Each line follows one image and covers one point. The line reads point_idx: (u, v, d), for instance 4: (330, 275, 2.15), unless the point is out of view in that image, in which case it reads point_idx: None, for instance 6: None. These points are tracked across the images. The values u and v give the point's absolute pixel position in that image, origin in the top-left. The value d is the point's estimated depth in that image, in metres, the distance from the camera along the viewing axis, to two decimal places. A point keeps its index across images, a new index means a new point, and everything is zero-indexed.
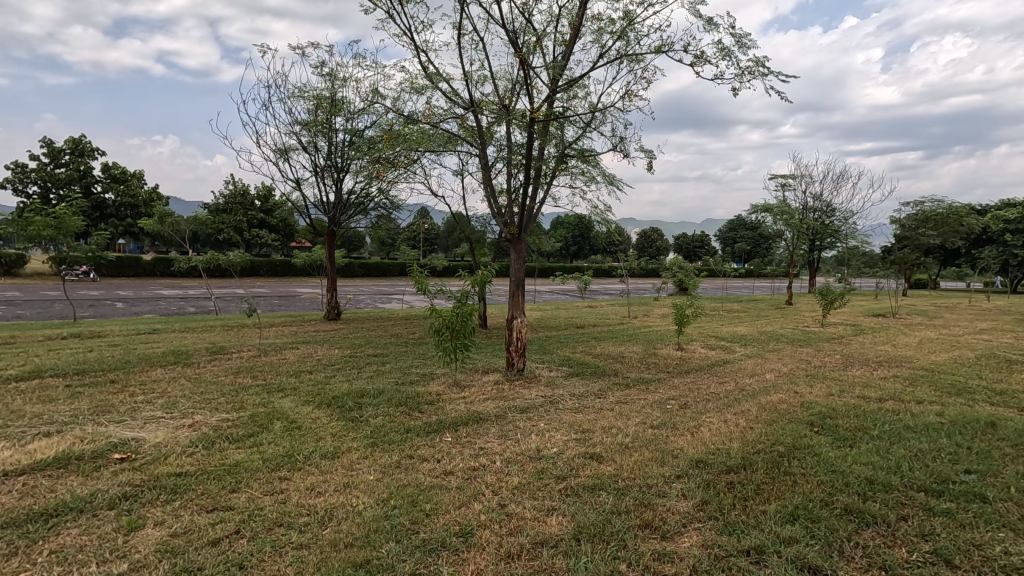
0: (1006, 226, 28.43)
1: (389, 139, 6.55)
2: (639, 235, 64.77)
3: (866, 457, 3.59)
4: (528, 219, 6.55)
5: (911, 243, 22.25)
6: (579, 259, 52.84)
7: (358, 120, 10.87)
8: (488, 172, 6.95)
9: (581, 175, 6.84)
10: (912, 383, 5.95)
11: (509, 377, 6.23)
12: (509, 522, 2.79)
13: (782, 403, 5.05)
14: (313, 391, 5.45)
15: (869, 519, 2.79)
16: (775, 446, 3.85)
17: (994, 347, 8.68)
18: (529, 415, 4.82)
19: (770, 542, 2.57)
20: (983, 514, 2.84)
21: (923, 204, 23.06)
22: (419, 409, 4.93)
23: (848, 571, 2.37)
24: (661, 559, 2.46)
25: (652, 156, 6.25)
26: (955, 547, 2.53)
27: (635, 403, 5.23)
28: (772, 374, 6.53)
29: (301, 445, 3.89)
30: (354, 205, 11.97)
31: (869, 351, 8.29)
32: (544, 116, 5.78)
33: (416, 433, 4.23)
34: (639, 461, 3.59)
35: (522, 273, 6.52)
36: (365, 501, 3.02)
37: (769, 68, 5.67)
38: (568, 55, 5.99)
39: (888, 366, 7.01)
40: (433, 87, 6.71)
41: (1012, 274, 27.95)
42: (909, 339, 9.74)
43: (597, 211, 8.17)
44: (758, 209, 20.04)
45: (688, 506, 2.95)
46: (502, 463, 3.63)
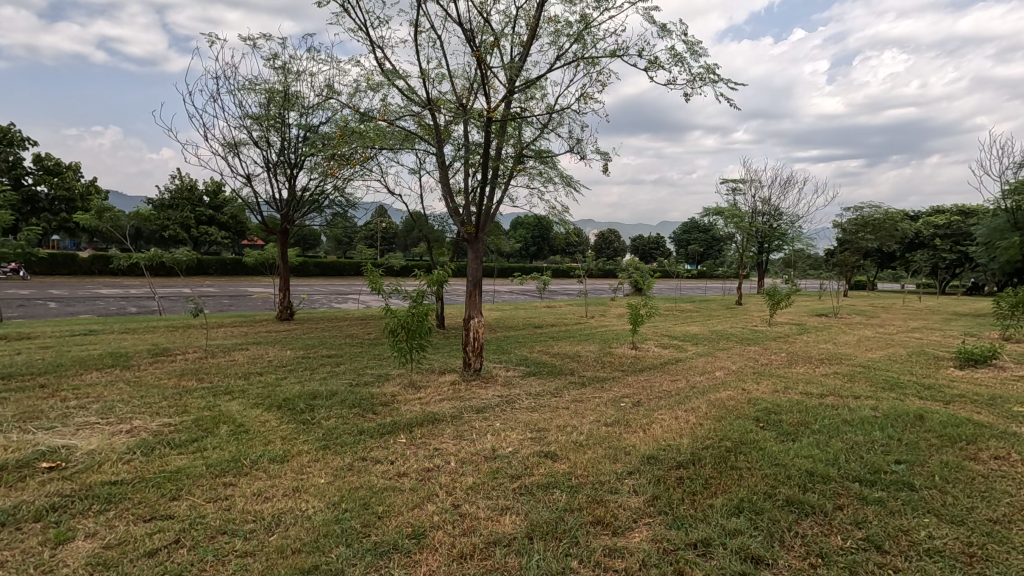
0: (936, 231, 30.48)
1: (344, 136, 6.42)
2: (596, 237, 65.70)
3: (806, 451, 3.76)
4: (486, 218, 6.52)
5: (852, 246, 23.43)
6: (539, 259, 53.21)
7: (312, 116, 10.61)
8: (445, 172, 6.89)
9: (539, 175, 6.88)
10: (851, 379, 6.27)
11: (466, 377, 6.21)
12: (462, 522, 2.78)
13: (730, 400, 5.24)
14: (262, 393, 5.29)
15: (808, 510, 2.92)
16: (723, 441, 3.98)
17: (925, 344, 9.23)
18: (485, 415, 4.80)
19: (716, 535, 2.65)
20: (910, 501, 3.02)
21: (862, 209, 24.34)
22: (373, 410, 4.86)
23: (788, 560, 2.47)
24: (612, 555, 2.50)
25: (609, 158, 6.34)
26: (885, 534, 2.67)
27: (590, 401, 5.31)
28: (721, 372, 6.75)
29: (249, 449, 3.77)
30: (309, 202, 11.66)
31: (812, 350, 8.67)
32: (500, 117, 5.81)
33: (370, 435, 4.16)
34: (592, 459, 3.64)
35: (479, 273, 6.51)
36: (314, 504, 2.95)
37: (719, 76, 5.82)
38: (526, 56, 6.02)
39: (829, 363, 7.36)
40: (389, 84, 6.60)
41: (941, 277, 29.93)
42: (848, 337, 10.24)
43: (556, 211, 8.23)
44: (710, 212, 20.66)
45: (639, 502, 3.02)
46: (456, 463, 3.62)
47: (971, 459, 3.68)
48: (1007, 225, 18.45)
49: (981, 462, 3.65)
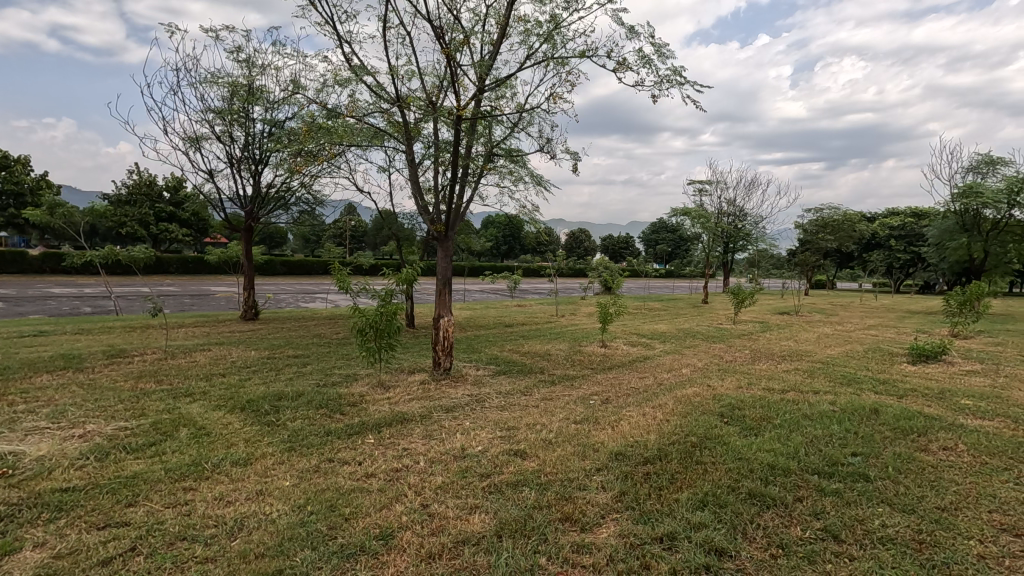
0: (891, 232, 31.84)
1: (311, 132, 6.29)
2: (567, 236, 66.23)
3: (767, 445, 3.87)
4: (456, 217, 6.49)
5: (813, 246, 24.23)
6: (510, 258, 53.31)
7: (278, 111, 10.37)
8: (415, 170, 6.84)
9: (509, 174, 6.89)
10: (810, 375, 6.49)
11: (435, 376, 6.17)
12: (431, 522, 2.76)
13: (696, 396, 5.35)
14: (224, 396, 5.14)
15: (769, 502, 3.00)
16: (689, 437, 4.06)
17: (879, 341, 9.63)
18: (455, 414, 4.78)
19: (681, 529, 2.70)
20: (865, 492, 3.13)
21: (822, 211, 25.20)
22: (341, 410, 4.78)
23: (750, 551, 2.54)
24: (580, 551, 2.52)
25: (578, 158, 6.40)
26: (842, 524, 2.77)
27: (559, 399, 5.35)
28: (687, 369, 6.90)
29: (210, 453, 3.66)
30: (274, 199, 11.40)
31: (774, 346, 8.95)
32: (470, 115, 5.79)
33: (337, 436, 4.10)
34: (561, 456, 3.67)
35: (449, 272, 6.49)
36: (279, 508, 2.88)
37: (686, 78, 5.92)
38: (495, 55, 6.01)
39: (789, 360, 7.60)
40: (357, 80, 6.50)
41: (896, 276, 31.29)
42: (808, 334, 10.61)
43: (526, 211, 8.26)
44: (678, 212, 21.05)
45: (607, 498, 3.05)
46: (425, 463, 3.59)
47: (922, 450, 3.85)
48: (956, 227, 19.37)
49: (931, 453, 3.82)
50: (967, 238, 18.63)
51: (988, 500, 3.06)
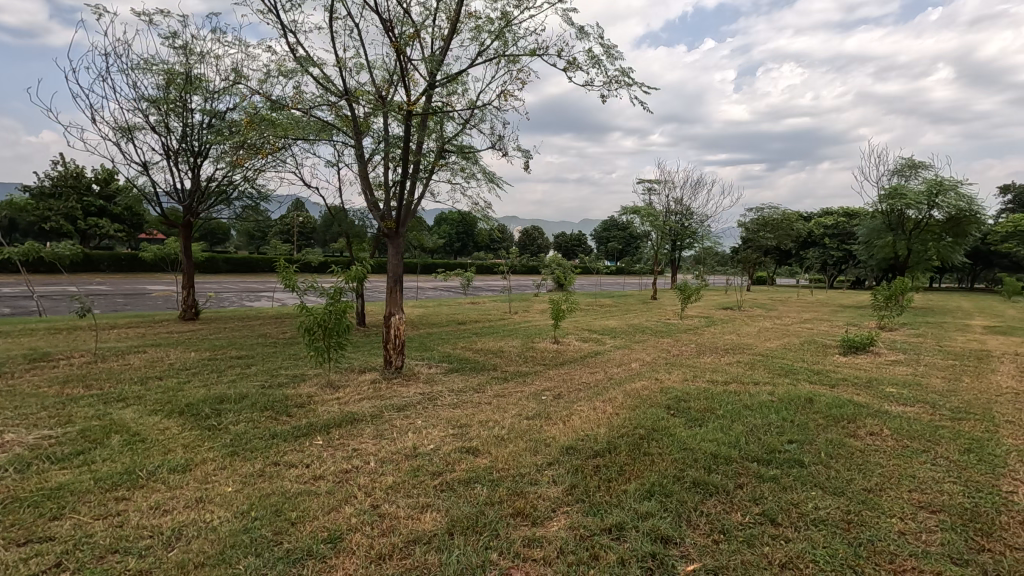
0: (825, 231, 33.71)
1: (253, 123, 6.05)
2: (520, 234, 66.58)
3: (711, 435, 4.02)
4: (407, 214, 6.41)
5: (754, 244, 25.33)
6: (463, 256, 53.10)
7: (219, 101, 9.93)
8: (364, 166, 6.70)
9: (461, 171, 6.86)
10: (751, 367, 6.79)
11: (386, 375, 6.08)
12: (381, 523, 2.73)
13: (644, 390, 5.50)
14: (161, 400, 4.89)
15: (712, 490, 3.12)
16: (637, 429, 4.17)
17: (814, 333, 10.18)
18: (406, 413, 4.73)
19: (628, 519, 2.77)
20: (800, 477, 3.31)
21: (762, 210, 26.39)
22: (287, 412, 4.64)
23: (694, 538, 2.63)
24: (531, 545, 2.55)
25: (530, 156, 6.44)
26: (779, 508, 2.92)
27: (512, 396, 5.38)
28: (637, 363, 7.08)
29: (146, 460, 3.48)
30: (215, 193, 10.90)
31: (718, 340, 9.31)
32: (421, 110, 5.72)
33: (284, 438, 3.98)
34: (513, 452, 3.70)
35: (400, 269, 6.40)
36: (220, 515, 2.77)
37: (633, 80, 6.05)
38: (446, 51, 5.96)
39: (732, 353, 7.92)
40: (303, 71, 6.30)
41: (830, 272, 33.16)
42: (750, 328, 11.09)
43: (478, 208, 8.25)
44: (628, 211, 21.55)
45: (557, 492, 3.10)
46: (376, 463, 3.54)
47: (851, 436, 4.10)
48: (883, 227, 20.69)
49: (859, 438, 4.07)
50: (892, 237, 19.93)
51: (908, 480, 3.30)
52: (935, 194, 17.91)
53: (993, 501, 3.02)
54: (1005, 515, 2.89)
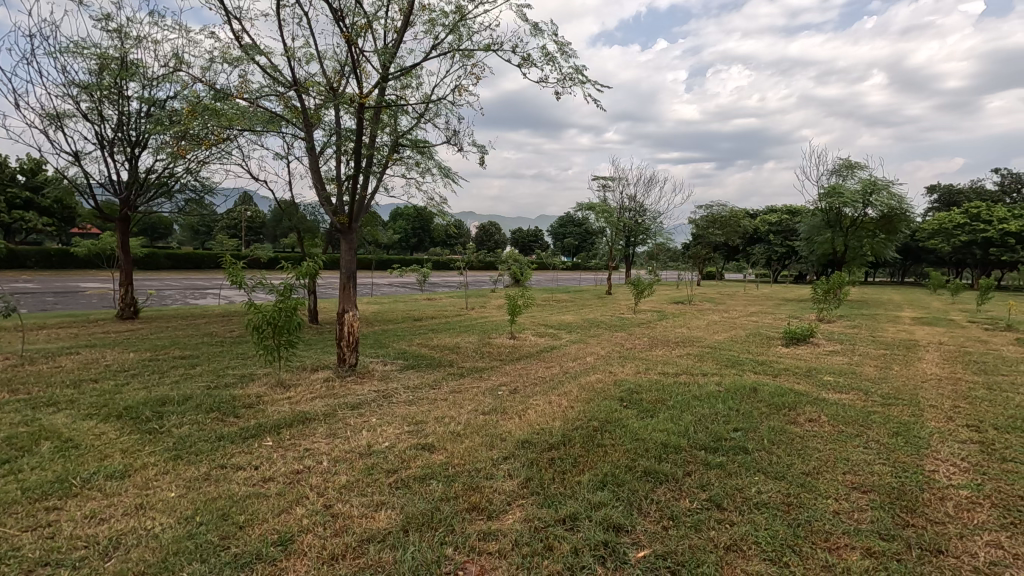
0: (770, 228, 35.21)
1: (195, 112, 5.79)
2: (477, 229, 66.43)
3: (661, 425, 4.14)
4: (360, 209, 6.29)
5: (704, 240, 26.19)
6: (420, 252, 52.54)
7: (158, 89, 9.45)
8: (315, 159, 6.53)
9: (416, 166, 6.80)
10: (700, 359, 7.03)
11: (340, 373, 5.97)
12: (334, 523, 2.68)
13: (599, 383, 5.62)
14: (96, 403, 4.63)
15: (662, 478, 3.22)
16: (591, 422, 4.25)
17: (759, 326, 10.64)
18: (361, 411, 4.66)
19: (582, 509, 2.83)
20: (745, 463, 3.46)
21: (711, 208, 27.31)
22: (235, 413, 4.48)
23: (644, 525, 2.71)
24: (486, 538, 2.57)
25: (485, 151, 6.43)
26: (724, 493, 3.04)
27: (468, 391, 5.38)
28: (591, 357, 7.21)
29: (79, 467, 3.29)
30: (155, 185, 10.38)
31: (669, 333, 9.59)
32: (373, 103, 5.62)
33: (231, 440, 3.85)
34: (469, 447, 3.70)
35: (353, 265, 6.29)
36: (163, 521, 2.67)
37: (587, 77, 6.12)
38: (399, 43, 5.87)
39: (682, 345, 8.18)
40: (249, 59, 6.08)
41: (775, 268, 34.68)
42: (700, 321, 11.48)
43: (434, 203, 8.19)
44: (583, 207, 21.85)
45: (513, 485, 3.12)
46: (328, 463, 3.47)
47: (792, 423, 4.31)
48: (822, 224, 21.79)
49: (799, 424, 4.29)
50: (830, 233, 21.02)
51: (842, 463, 3.50)
52: (869, 193, 19.04)
53: (918, 480, 3.25)
54: (928, 493, 3.10)
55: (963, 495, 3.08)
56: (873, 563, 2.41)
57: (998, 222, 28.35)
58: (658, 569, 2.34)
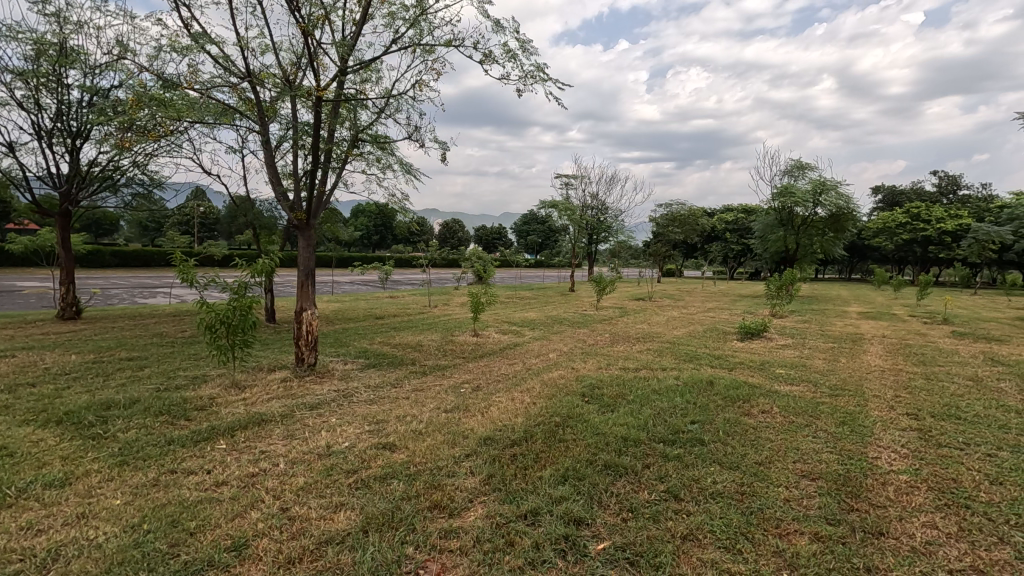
0: (727, 226, 36.26)
1: (141, 102, 5.54)
2: (441, 227, 65.97)
3: (621, 419, 4.21)
4: (319, 205, 6.14)
5: (664, 238, 26.76)
6: (382, 249, 51.74)
7: (101, 77, 8.99)
8: (271, 153, 6.34)
9: (376, 162, 6.69)
10: (660, 354, 7.18)
11: (298, 373, 5.82)
12: (291, 526, 2.62)
13: (561, 379, 5.67)
14: (34, 409, 4.37)
15: (621, 471, 3.27)
16: (553, 417, 4.28)
17: (715, 321, 10.95)
18: (320, 411, 4.56)
19: (543, 504, 2.85)
20: (701, 454, 3.55)
21: (671, 206, 27.94)
22: (186, 416, 4.32)
23: (604, 517, 2.75)
24: (447, 536, 2.56)
25: (446, 147, 6.39)
26: (681, 484, 3.12)
27: (430, 390, 5.35)
28: (554, 354, 7.27)
29: (14, 476, 3.10)
30: (99, 179, 9.89)
31: (630, 329, 9.76)
32: (331, 97, 5.50)
33: (182, 444, 3.70)
34: (430, 446, 3.67)
35: (312, 263, 6.15)
36: (107, 530, 2.54)
37: (548, 75, 6.16)
38: (358, 36, 5.76)
39: (642, 341, 8.34)
40: (199, 49, 5.85)
41: (731, 265, 35.78)
42: (659, 317, 11.73)
43: (396, 200, 8.09)
44: (546, 205, 21.99)
45: (475, 482, 3.12)
46: (285, 465, 3.38)
47: (746, 415, 4.45)
48: (775, 223, 22.59)
49: (753, 416, 4.44)
50: (783, 232, 21.83)
51: (793, 452, 3.64)
52: (819, 192, 20.13)
53: (862, 467, 3.41)
54: (871, 478, 3.26)
55: (902, 479, 3.25)
56: (821, 546, 2.52)
57: (935, 221, 30.07)
58: (617, 561, 2.38)
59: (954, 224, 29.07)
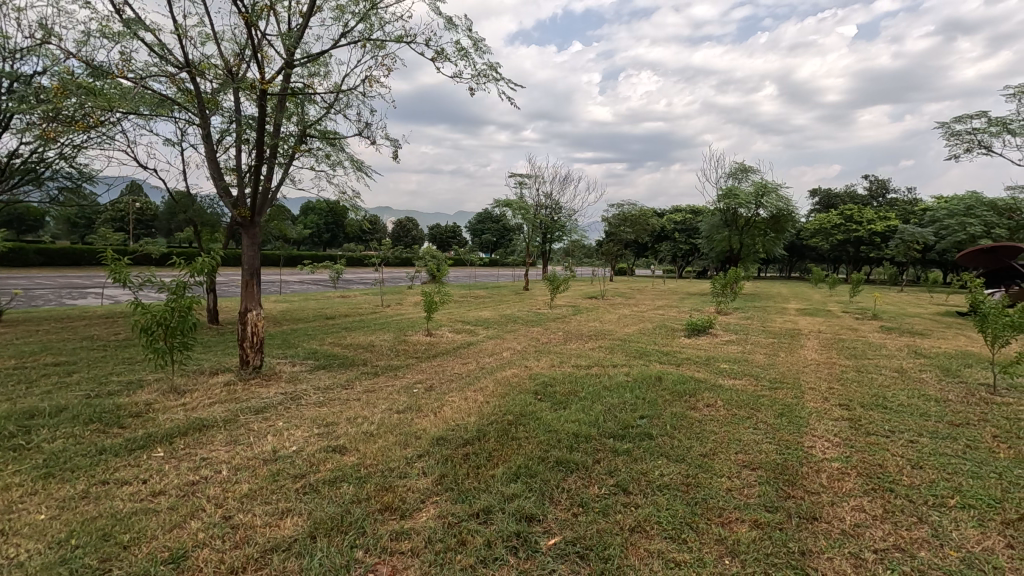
0: (675, 226, 37.36)
1: (67, 90, 5.20)
2: (394, 225, 65.02)
3: (573, 416, 4.28)
4: (264, 202, 5.92)
5: (616, 237, 27.32)
6: (333, 248, 50.50)
7: (23, 63, 8.37)
8: (213, 147, 6.08)
9: (326, 158, 6.53)
10: (611, 351, 7.33)
11: (243, 376, 5.62)
12: (234, 534, 2.53)
13: (514, 377, 5.70)
14: None
15: (573, 467, 3.33)
16: (506, 415, 4.31)
17: (664, 319, 11.28)
18: (266, 415, 4.41)
19: (496, 502, 2.87)
20: (650, 448, 3.65)
21: (622, 207, 28.56)
22: (120, 423, 4.09)
23: (555, 513, 2.79)
24: (399, 538, 2.53)
25: (398, 145, 6.30)
26: (630, 478, 3.20)
27: (383, 390, 5.27)
28: (508, 352, 7.30)
29: None
30: (20, 172, 9.27)
31: (583, 327, 9.92)
32: (277, 90, 5.33)
33: (114, 453, 3.50)
34: (382, 447, 3.62)
35: (256, 262, 5.93)
36: (29, 547, 2.38)
37: (500, 75, 6.18)
38: (305, 28, 5.60)
39: (595, 338, 8.49)
40: (133, 36, 5.54)
41: (680, 264, 36.95)
42: (611, 315, 11.97)
43: (346, 198, 7.92)
44: (501, 204, 22.04)
45: (427, 483, 3.10)
46: (229, 471, 3.26)
47: (692, 409, 4.60)
48: (721, 223, 23.45)
49: (698, 410, 4.60)
50: (728, 232, 22.68)
51: (734, 443, 3.79)
52: (760, 195, 21.02)
53: (798, 456, 3.59)
54: (806, 466, 3.44)
55: (834, 467, 3.45)
56: (759, 533, 2.64)
57: (867, 222, 31.99)
58: (568, 555, 2.42)
59: (883, 225, 31.00)
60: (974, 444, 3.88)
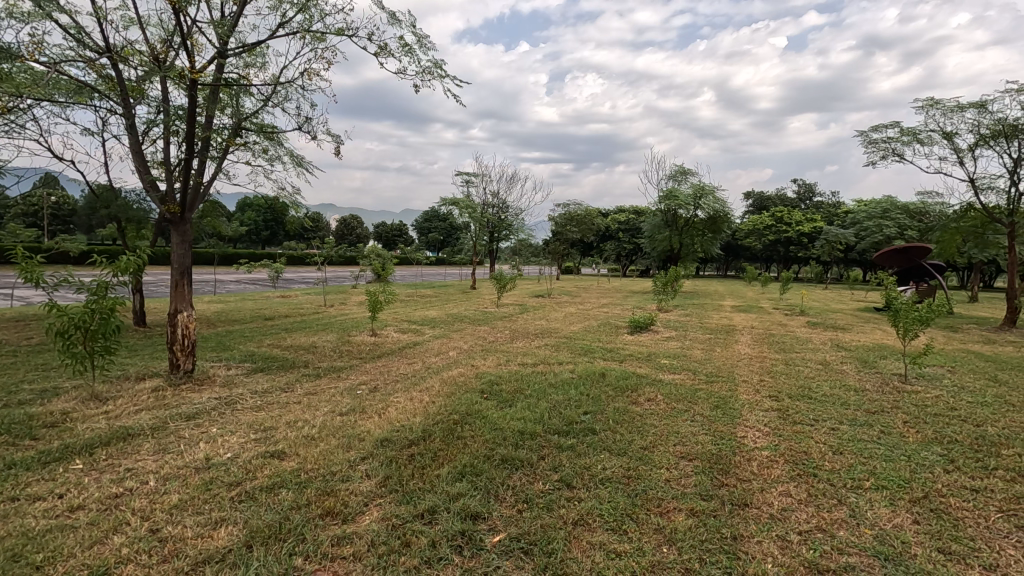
0: (619, 226, 38.32)
1: None
2: (338, 222, 63.33)
3: (519, 413, 4.32)
4: (195, 198, 5.63)
5: (562, 236, 27.73)
6: (272, 245, 48.63)
7: None
8: (138, 138, 5.71)
9: (263, 152, 6.27)
10: (557, 348, 7.44)
11: (173, 381, 5.33)
12: (163, 547, 2.40)
13: (460, 376, 5.69)
14: None
15: (518, 464, 3.36)
16: (452, 415, 4.29)
17: (608, 316, 11.56)
18: (198, 422, 4.20)
19: (441, 502, 2.86)
20: (593, 443, 3.74)
21: (568, 207, 29.01)
22: (32, 434, 3.79)
23: (500, 511, 2.80)
24: (340, 542, 2.48)
25: (340, 140, 6.14)
26: (573, 472, 3.27)
27: (325, 393, 5.13)
28: (454, 352, 7.27)
29: None
30: None
31: (529, 325, 10.01)
32: (209, 80, 5.07)
33: (26, 467, 3.24)
34: (324, 451, 3.53)
35: (188, 260, 5.61)
36: None
37: (445, 72, 6.12)
38: (239, 16, 5.36)
39: (541, 336, 8.60)
40: (45, 16, 5.13)
41: (624, 263, 37.94)
42: (557, 313, 12.15)
43: (285, 194, 7.64)
44: (448, 202, 21.90)
45: (370, 485, 3.05)
46: (156, 482, 3.08)
47: (633, 403, 4.75)
48: (662, 224, 24.26)
49: (639, 404, 4.74)
50: (669, 232, 23.50)
51: (672, 436, 3.94)
52: (699, 196, 21.88)
53: (731, 446, 3.77)
54: (739, 455, 3.62)
55: (764, 455, 3.64)
56: (695, 521, 2.75)
57: (795, 224, 33.93)
58: (512, 551, 2.45)
59: (810, 226, 32.98)
60: (887, 429, 4.20)
